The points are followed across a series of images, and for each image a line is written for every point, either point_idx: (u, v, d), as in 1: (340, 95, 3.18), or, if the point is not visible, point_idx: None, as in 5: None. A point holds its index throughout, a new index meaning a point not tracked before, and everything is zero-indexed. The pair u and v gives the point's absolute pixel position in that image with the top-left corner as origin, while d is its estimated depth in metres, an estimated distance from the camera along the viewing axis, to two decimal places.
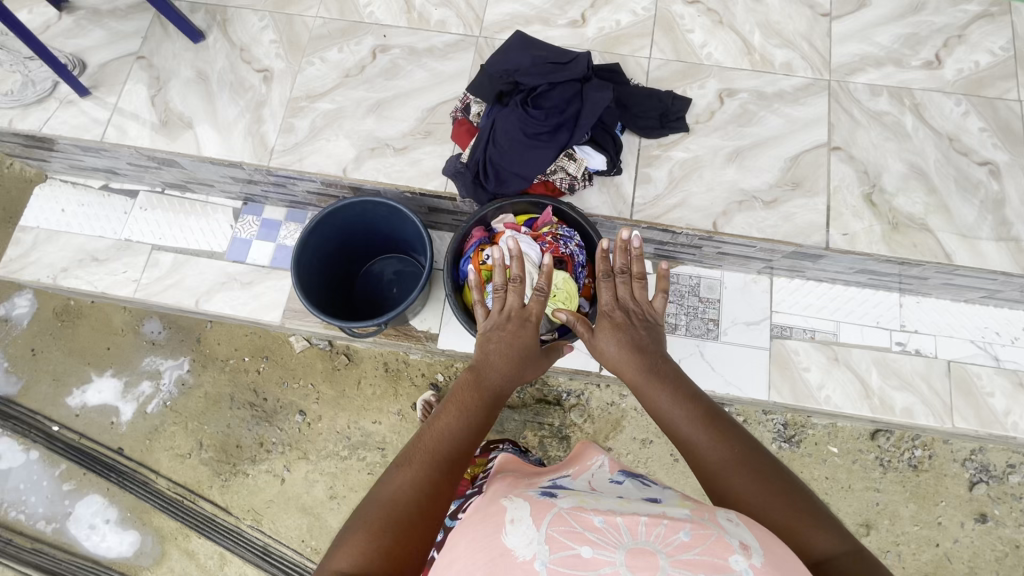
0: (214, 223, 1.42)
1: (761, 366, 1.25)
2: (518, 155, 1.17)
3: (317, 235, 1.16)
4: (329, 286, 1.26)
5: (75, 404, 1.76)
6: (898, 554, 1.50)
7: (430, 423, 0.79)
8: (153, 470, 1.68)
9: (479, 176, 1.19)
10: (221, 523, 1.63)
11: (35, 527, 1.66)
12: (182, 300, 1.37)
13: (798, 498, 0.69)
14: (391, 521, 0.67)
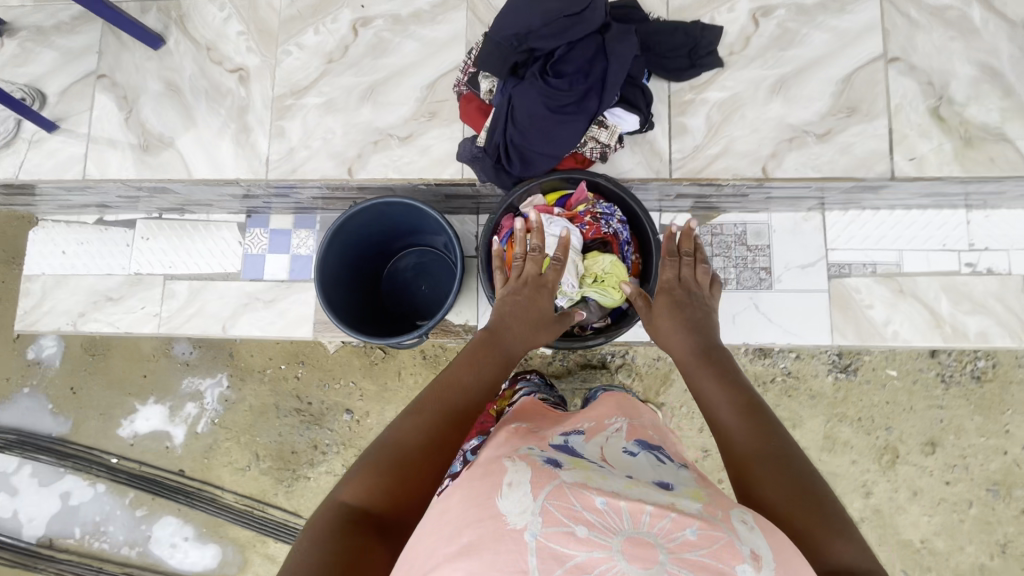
0: (221, 242, 1.37)
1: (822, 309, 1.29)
2: (543, 136, 1.12)
3: (330, 255, 1.08)
4: (358, 301, 1.19)
5: (127, 434, 1.77)
6: (965, 467, 1.49)
7: (447, 376, 0.92)
8: (218, 485, 1.72)
9: (503, 162, 1.16)
10: (294, 526, 1.68)
11: (120, 553, 1.73)
12: (208, 328, 1.33)
13: (826, 510, 0.68)
14: (399, 460, 0.80)
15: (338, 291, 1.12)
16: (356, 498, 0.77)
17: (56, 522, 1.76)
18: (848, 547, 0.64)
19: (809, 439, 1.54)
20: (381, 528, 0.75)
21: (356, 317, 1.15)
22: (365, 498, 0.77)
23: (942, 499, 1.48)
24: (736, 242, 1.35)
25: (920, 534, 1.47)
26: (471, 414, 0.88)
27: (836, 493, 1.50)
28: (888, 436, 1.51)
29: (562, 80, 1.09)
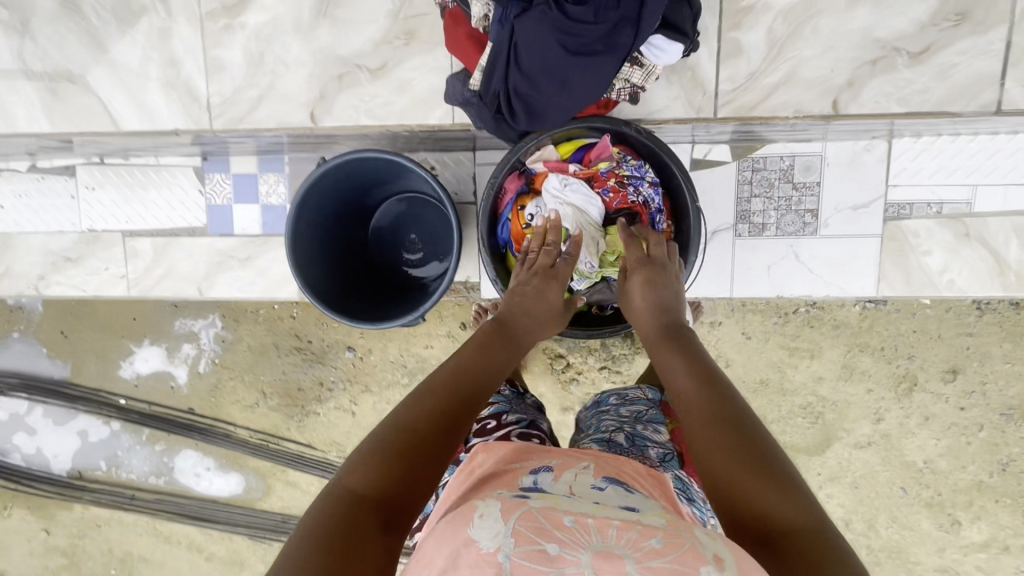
0: (179, 191, 1.31)
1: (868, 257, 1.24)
2: (555, 84, 1.00)
3: (304, 213, 1.01)
4: (341, 267, 1.12)
5: (130, 375, 1.75)
6: (983, 394, 1.45)
7: (447, 362, 0.84)
8: (230, 422, 1.73)
9: (507, 111, 1.05)
10: (311, 457, 1.72)
11: (148, 482, 1.81)
12: (182, 290, 1.33)
13: (784, 478, 0.66)
14: (408, 447, 0.70)
15: (315, 255, 1.05)
16: (358, 486, 0.67)
17: (80, 457, 1.81)
18: (804, 516, 0.64)
19: (826, 368, 1.49)
20: (393, 524, 0.65)
21: (338, 287, 1.09)
22: (367, 487, 0.66)
23: (954, 423, 1.47)
24: (780, 179, 1.24)
25: (925, 456, 1.49)
26: (479, 398, 0.81)
27: (846, 420, 1.50)
28: (910, 365, 1.46)
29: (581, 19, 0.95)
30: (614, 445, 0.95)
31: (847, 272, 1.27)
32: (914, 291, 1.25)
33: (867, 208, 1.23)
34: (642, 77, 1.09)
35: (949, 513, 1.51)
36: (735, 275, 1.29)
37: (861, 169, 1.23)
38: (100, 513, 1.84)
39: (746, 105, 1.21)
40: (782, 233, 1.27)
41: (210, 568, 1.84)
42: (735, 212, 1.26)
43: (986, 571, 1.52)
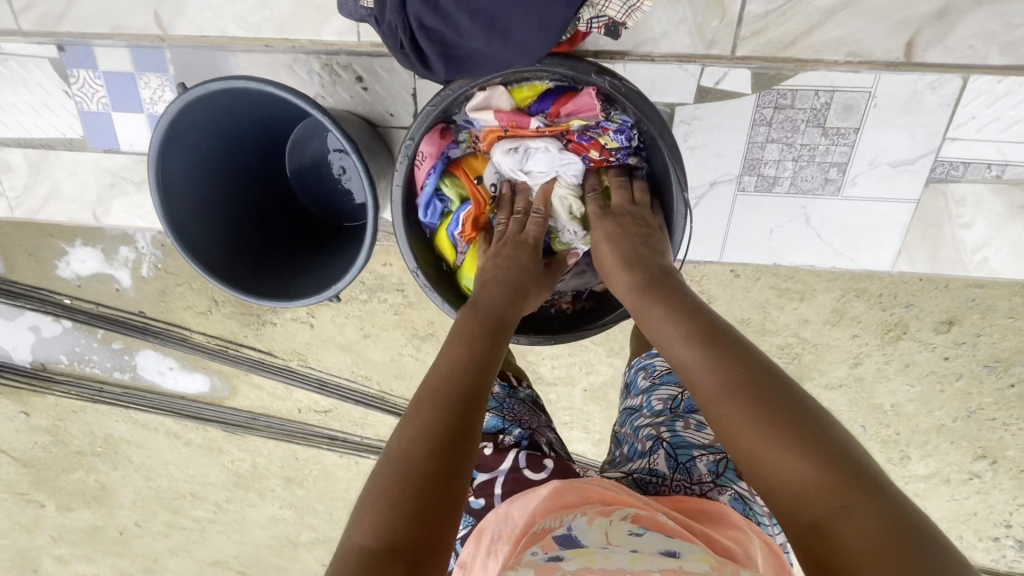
0: (40, 92, 1.07)
1: (897, 224, 1.12)
2: (478, 27, 0.77)
3: (176, 172, 0.73)
4: (263, 237, 0.84)
5: (69, 275, 1.63)
6: (973, 346, 1.37)
7: (434, 365, 0.76)
8: (184, 327, 1.67)
9: (418, 54, 0.82)
10: (272, 364, 1.69)
11: (114, 377, 1.80)
12: (78, 216, 1.16)
13: (811, 432, 0.58)
14: (415, 471, 0.62)
15: (217, 233, 0.78)
16: (370, 541, 0.57)
17: (40, 350, 1.78)
18: (844, 472, 0.55)
19: (814, 312, 1.37)
20: (419, 565, 0.56)
21: (266, 259, 0.82)
22: (381, 535, 0.57)
23: (932, 371, 1.41)
24: (807, 122, 1.06)
25: (893, 399, 1.46)
26: (480, 392, 0.72)
27: (822, 362, 1.44)
28: (905, 313, 1.34)
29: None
30: (660, 473, 0.79)
31: (865, 240, 1.15)
32: (937, 267, 1.14)
33: (909, 167, 1.07)
34: (623, 10, 0.83)
35: (900, 449, 1.53)
36: (732, 233, 1.16)
37: (916, 110, 1.03)
38: (72, 402, 1.85)
39: (778, 43, 1.02)
40: (801, 189, 1.10)
41: (190, 452, 1.90)
42: (744, 160, 1.09)
43: (921, 498, 1.58)
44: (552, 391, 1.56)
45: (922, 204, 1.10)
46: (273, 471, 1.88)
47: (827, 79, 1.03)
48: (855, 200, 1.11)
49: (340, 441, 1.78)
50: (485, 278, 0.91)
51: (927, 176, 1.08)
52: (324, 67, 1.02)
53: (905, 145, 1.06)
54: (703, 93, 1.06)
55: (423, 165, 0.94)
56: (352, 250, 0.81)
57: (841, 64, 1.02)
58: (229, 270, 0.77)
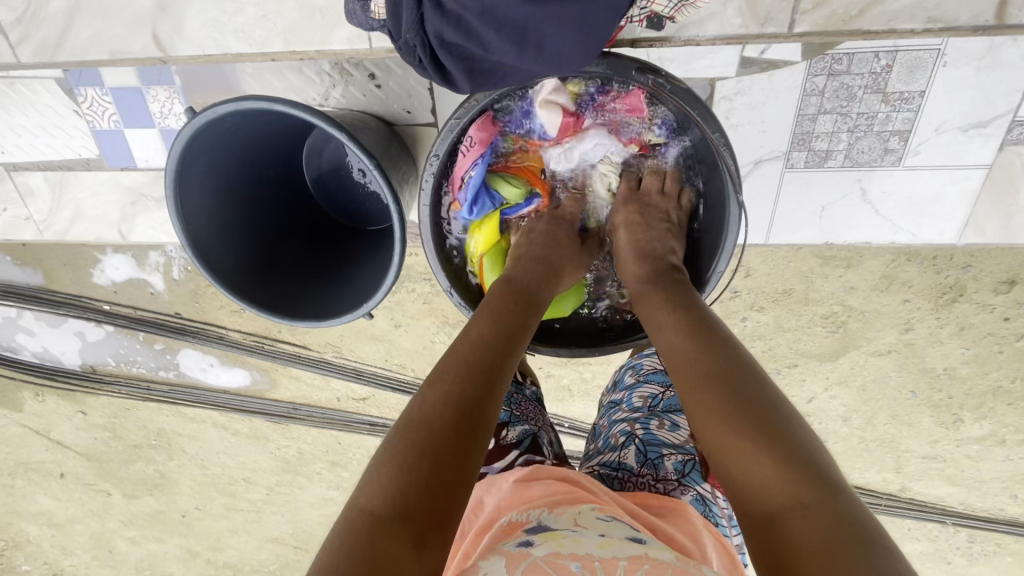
0: (51, 113, 1.05)
1: (966, 193, 1.02)
2: (508, 41, 0.60)
3: (194, 201, 0.70)
4: (287, 251, 0.82)
5: (106, 282, 1.67)
6: None
7: (461, 336, 0.75)
8: (220, 325, 1.70)
9: (438, 70, 0.66)
10: (308, 356, 1.73)
11: (160, 375, 1.87)
12: (104, 235, 1.15)
13: (784, 434, 0.59)
14: (433, 443, 0.61)
15: (239, 256, 0.76)
16: (377, 506, 0.57)
17: (88, 353, 1.85)
18: (806, 475, 0.56)
19: (861, 279, 1.31)
20: (428, 541, 0.55)
21: (288, 271, 0.80)
22: (387, 501, 0.57)
23: (990, 333, 1.34)
24: (866, 88, 0.97)
25: (946, 363, 1.39)
26: (501, 369, 0.71)
27: (870, 329, 1.37)
28: (961, 275, 1.27)
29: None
30: (628, 468, 0.78)
31: (928, 213, 1.05)
32: (1009, 236, 1.04)
33: (981, 130, 0.97)
34: (671, 4, 0.74)
35: (953, 413, 1.46)
36: (781, 213, 1.08)
37: (991, 68, 0.94)
38: (124, 400, 1.92)
39: (845, 14, 0.93)
40: (856, 161, 1.02)
41: (238, 441, 1.96)
42: (793, 135, 1.01)
43: (974, 460, 1.52)
44: (586, 370, 1.54)
45: (995, 171, 1.00)
46: (318, 456, 1.93)
47: (891, 41, 0.93)
48: (919, 170, 1.02)
49: (379, 426, 1.81)
50: (520, 252, 0.89)
51: (1002, 141, 0.98)
52: (332, 67, 0.97)
53: (977, 106, 0.96)
54: (748, 63, 0.97)
55: (475, 157, 0.87)
56: (379, 264, 0.79)
57: (917, 33, 0.93)
58: (256, 290, 0.75)
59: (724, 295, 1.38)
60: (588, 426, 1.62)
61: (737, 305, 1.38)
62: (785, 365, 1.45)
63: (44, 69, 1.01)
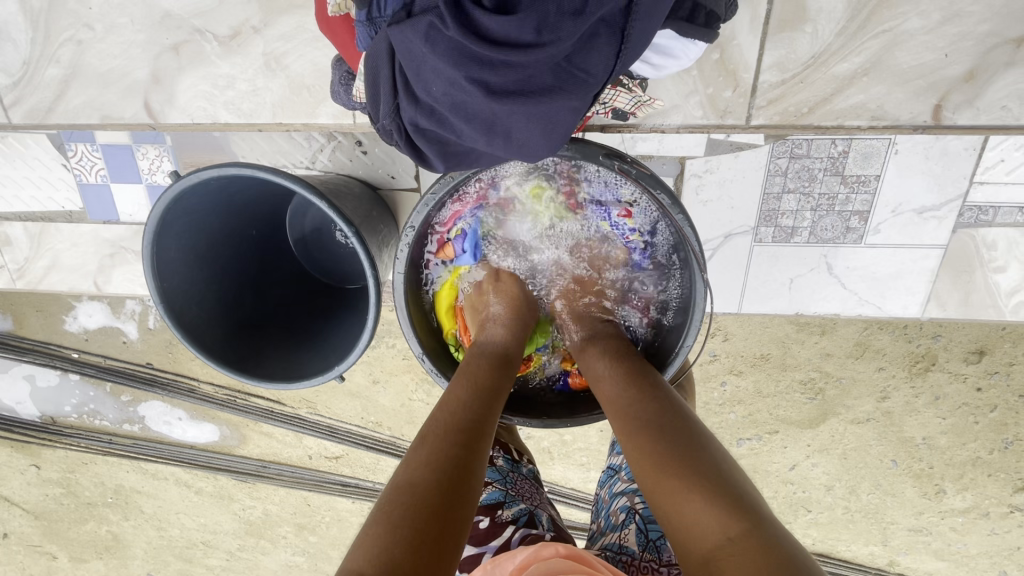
0: (39, 165, 1.07)
1: (928, 270, 1.07)
2: (477, 132, 0.61)
3: (170, 260, 0.70)
4: (263, 309, 0.82)
5: (77, 329, 1.63)
6: (1007, 374, 1.31)
7: (453, 381, 0.76)
8: (192, 377, 1.66)
9: (416, 151, 0.69)
10: (281, 412, 1.67)
11: (123, 428, 1.78)
12: (77, 283, 1.15)
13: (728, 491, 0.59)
14: (416, 518, 0.58)
15: (214, 313, 0.75)
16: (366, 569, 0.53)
17: (47, 403, 1.77)
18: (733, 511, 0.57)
19: (836, 345, 1.33)
20: None
21: (264, 324, 0.81)
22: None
23: (964, 403, 1.35)
24: (825, 170, 1.02)
25: (925, 432, 1.40)
26: (481, 429, 0.70)
27: (848, 396, 1.38)
28: (932, 345, 1.30)
29: (508, 43, 0.54)
30: (630, 552, 0.72)
31: (891, 287, 1.10)
32: (970, 312, 1.08)
33: (935, 213, 1.03)
34: (631, 102, 0.85)
35: (935, 483, 1.45)
36: (750, 285, 1.11)
37: (943, 158, 1.00)
38: (82, 454, 1.83)
39: (795, 110, 0.98)
40: (817, 237, 1.07)
41: (201, 500, 1.86)
42: (759, 212, 1.06)
43: (958, 533, 1.49)
44: (566, 434, 1.51)
45: (953, 249, 1.05)
46: (285, 518, 1.84)
47: (844, 131, 0.99)
48: (880, 246, 1.06)
49: (351, 487, 1.74)
50: (484, 314, 0.85)
51: (958, 223, 1.03)
52: (321, 134, 1.02)
53: (931, 190, 1.02)
54: (715, 145, 1.03)
55: (471, 205, 0.87)
56: (356, 328, 0.78)
57: (863, 129, 0.98)
58: (230, 350, 0.74)
59: (704, 358, 1.38)
60: (567, 491, 1.57)
61: (716, 368, 1.39)
62: (765, 432, 1.45)
63: (39, 127, 1.04)
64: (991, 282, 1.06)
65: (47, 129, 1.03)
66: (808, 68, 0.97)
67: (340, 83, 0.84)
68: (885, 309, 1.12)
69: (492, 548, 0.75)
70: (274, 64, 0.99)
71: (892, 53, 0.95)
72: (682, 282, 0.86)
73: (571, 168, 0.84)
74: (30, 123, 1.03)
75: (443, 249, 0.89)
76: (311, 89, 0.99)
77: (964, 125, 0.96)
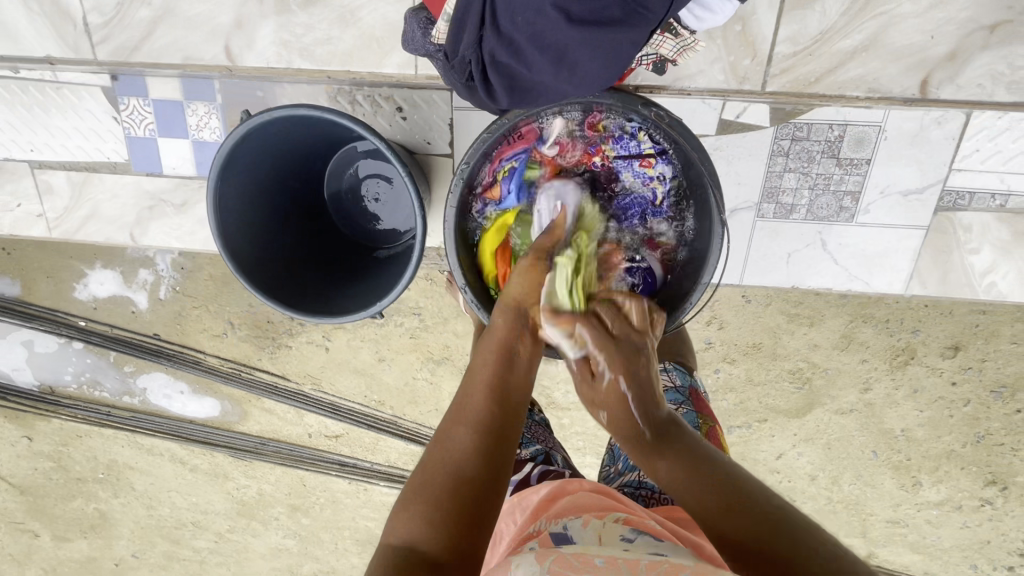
0: (89, 117, 1.15)
1: (912, 247, 1.16)
2: (550, 62, 0.70)
3: (229, 195, 0.80)
4: (301, 253, 0.91)
5: (86, 297, 1.65)
6: (979, 370, 1.41)
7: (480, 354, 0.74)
8: (198, 350, 1.68)
9: (484, 86, 0.76)
10: (285, 387, 1.70)
11: (122, 400, 1.79)
12: (110, 234, 1.22)
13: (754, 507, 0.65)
14: (451, 496, 0.60)
15: (259, 249, 0.85)
16: (405, 541, 0.58)
17: (47, 372, 1.77)
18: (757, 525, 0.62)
19: (824, 337, 1.42)
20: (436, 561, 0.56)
21: (306, 274, 0.89)
22: (419, 536, 0.58)
23: (940, 396, 1.44)
24: (823, 153, 1.11)
25: (904, 424, 1.48)
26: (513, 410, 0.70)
27: (833, 387, 1.47)
28: (912, 339, 1.39)
29: None
30: (650, 486, 0.80)
31: (878, 266, 1.19)
32: (948, 290, 1.17)
33: (919, 197, 1.13)
34: (677, 49, 0.87)
35: (912, 475, 1.53)
36: (751, 260, 1.20)
37: (925, 143, 1.10)
38: (76, 427, 1.82)
39: (805, 78, 1.09)
40: (813, 216, 1.16)
41: (195, 478, 1.86)
42: (762, 189, 1.14)
43: (933, 525, 1.56)
44: (564, 417, 1.56)
45: (936, 225, 1.14)
46: (279, 499, 1.85)
47: (840, 109, 1.09)
48: (869, 229, 1.16)
49: (349, 467, 1.76)
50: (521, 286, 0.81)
51: (940, 203, 1.13)
52: (365, 101, 1.09)
53: (916, 175, 1.11)
54: (726, 125, 1.12)
55: (518, 148, 0.87)
56: (388, 274, 0.88)
57: (861, 99, 1.09)
58: (273, 283, 0.83)
59: (699, 346, 1.46)
60: None
61: (711, 356, 1.46)
62: (755, 420, 1.52)
63: (95, 79, 1.12)
64: (967, 264, 1.16)
65: (130, 66, 1.11)
66: (819, 41, 1.08)
67: (419, 26, 0.82)
68: (872, 291, 1.20)
69: (514, 483, 0.81)
70: (326, 32, 1.07)
71: (888, 32, 1.07)
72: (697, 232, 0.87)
73: (600, 117, 0.86)
74: (115, 59, 1.11)
75: (491, 190, 0.89)
76: (381, 40, 1.07)
77: (945, 99, 1.08)
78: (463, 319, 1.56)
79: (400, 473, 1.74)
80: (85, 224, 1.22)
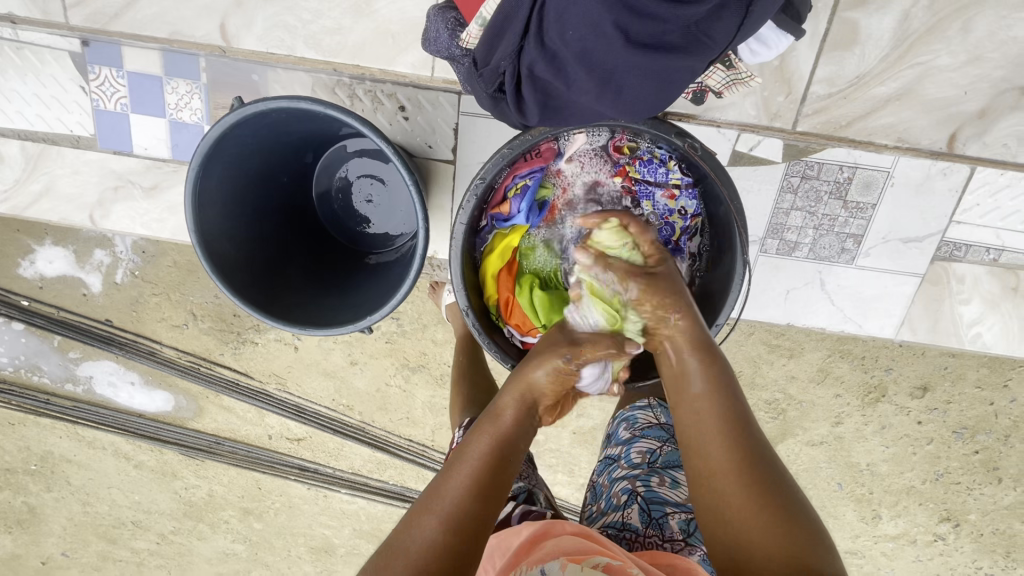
0: (53, 85, 1.05)
1: (908, 295, 1.18)
2: (593, 83, 0.65)
3: (210, 188, 0.73)
4: (283, 258, 0.85)
5: (32, 275, 1.52)
6: (944, 411, 1.45)
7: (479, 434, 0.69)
8: (155, 340, 1.57)
9: (516, 99, 0.72)
10: (247, 386, 1.60)
11: (64, 388, 1.64)
12: (69, 214, 1.12)
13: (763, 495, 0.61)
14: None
15: (240, 250, 0.78)
16: None
17: None
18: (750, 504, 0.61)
19: (801, 369, 1.43)
20: None
21: (288, 281, 0.83)
22: None
23: (906, 434, 1.48)
24: (830, 194, 1.12)
25: (869, 459, 1.52)
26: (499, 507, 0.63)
27: (806, 419, 1.48)
28: (884, 377, 1.42)
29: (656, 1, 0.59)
30: (633, 528, 0.76)
31: (872, 308, 1.21)
32: (937, 338, 1.20)
33: (917, 244, 1.15)
34: (723, 81, 0.87)
35: (873, 508, 1.56)
36: (752, 293, 1.20)
37: (927, 194, 1.12)
38: (9, 413, 1.67)
39: (835, 122, 1.10)
40: (815, 254, 1.17)
41: (139, 475, 1.74)
42: (768, 225, 1.14)
43: (888, 558, 1.60)
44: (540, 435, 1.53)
45: (931, 274, 1.17)
46: (230, 502, 1.74)
47: (852, 153, 1.11)
48: (865, 273, 1.17)
49: (309, 472, 1.67)
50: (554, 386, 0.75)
51: (935, 253, 1.16)
52: (364, 94, 1.04)
53: (914, 222, 1.13)
54: (737, 156, 1.12)
55: (534, 166, 0.83)
56: (383, 285, 0.83)
57: (890, 148, 1.10)
58: (250, 289, 0.77)
59: None
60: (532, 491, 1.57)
61: None
62: None
63: (64, 44, 1.02)
64: (955, 313, 1.19)
65: (107, 35, 1.01)
66: (853, 87, 1.08)
67: (447, 27, 0.78)
68: (863, 334, 1.21)
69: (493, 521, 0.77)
70: (337, 21, 1.01)
71: (923, 84, 1.08)
72: (716, 273, 0.85)
73: (627, 139, 0.84)
74: (89, 26, 1.01)
75: (501, 206, 0.85)
76: (396, 36, 1.01)
77: (970, 156, 1.10)
78: (444, 327, 1.50)
79: (363, 482, 1.67)
80: (38, 201, 1.11)
